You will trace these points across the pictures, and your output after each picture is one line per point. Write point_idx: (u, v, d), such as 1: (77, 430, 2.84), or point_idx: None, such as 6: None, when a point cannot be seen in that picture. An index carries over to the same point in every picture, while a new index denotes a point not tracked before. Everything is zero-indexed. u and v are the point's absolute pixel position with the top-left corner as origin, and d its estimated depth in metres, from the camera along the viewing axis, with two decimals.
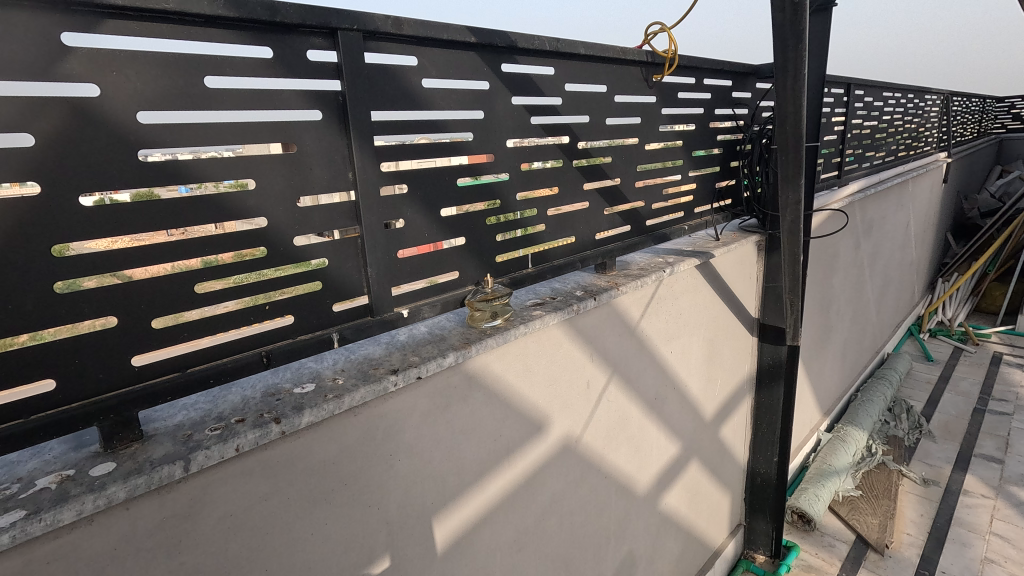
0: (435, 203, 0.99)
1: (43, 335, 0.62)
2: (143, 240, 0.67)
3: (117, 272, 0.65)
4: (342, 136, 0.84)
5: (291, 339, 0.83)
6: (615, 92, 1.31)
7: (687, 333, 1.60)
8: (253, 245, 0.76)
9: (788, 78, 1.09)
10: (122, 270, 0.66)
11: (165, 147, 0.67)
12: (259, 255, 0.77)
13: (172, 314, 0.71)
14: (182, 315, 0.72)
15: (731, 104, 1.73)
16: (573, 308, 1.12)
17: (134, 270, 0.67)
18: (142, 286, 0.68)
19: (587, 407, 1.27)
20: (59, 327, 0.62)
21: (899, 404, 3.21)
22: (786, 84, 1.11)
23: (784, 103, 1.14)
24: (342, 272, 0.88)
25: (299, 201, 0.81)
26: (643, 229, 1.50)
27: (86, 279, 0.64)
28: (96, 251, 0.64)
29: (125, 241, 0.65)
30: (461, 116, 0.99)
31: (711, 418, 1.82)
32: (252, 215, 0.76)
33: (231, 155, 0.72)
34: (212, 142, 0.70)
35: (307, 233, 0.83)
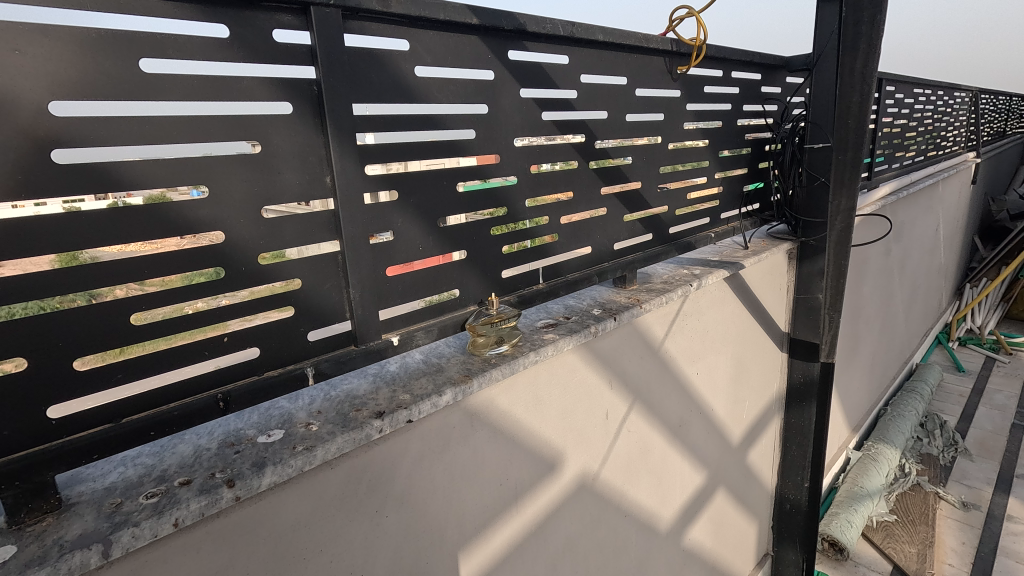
0: (432, 211, 0.85)
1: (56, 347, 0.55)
2: (156, 243, 0.59)
3: (134, 280, 0.58)
4: (318, 132, 0.70)
5: (253, 377, 0.69)
6: (636, 85, 1.17)
7: (714, 352, 1.45)
8: (207, 265, 0.63)
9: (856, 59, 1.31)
10: (138, 278, 0.59)
11: (179, 143, 0.59)
12: (213, 276, 0.64)
13: (202, 328, 0.64)
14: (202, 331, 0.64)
15: (759, 102, 1.58)
16: (591, 330, 0.98)
17: (150, 278, 0.59)
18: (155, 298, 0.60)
19: (605, 440, 1.13)
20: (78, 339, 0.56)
21: (932, 420, 3.03)
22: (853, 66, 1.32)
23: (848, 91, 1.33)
24: (319, 295, 0.74)
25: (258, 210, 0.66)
26: (666, 237, 1.36)
27: (102, 288, 0.57)
28: (111, 257, 0.56)
29: (138, 246, 0.58)
30: (460, 110, 0.85)
31: (739, 442, 1.67)
32: (198, 230, 0.62)
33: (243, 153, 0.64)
34: (220, 138, 0.62)
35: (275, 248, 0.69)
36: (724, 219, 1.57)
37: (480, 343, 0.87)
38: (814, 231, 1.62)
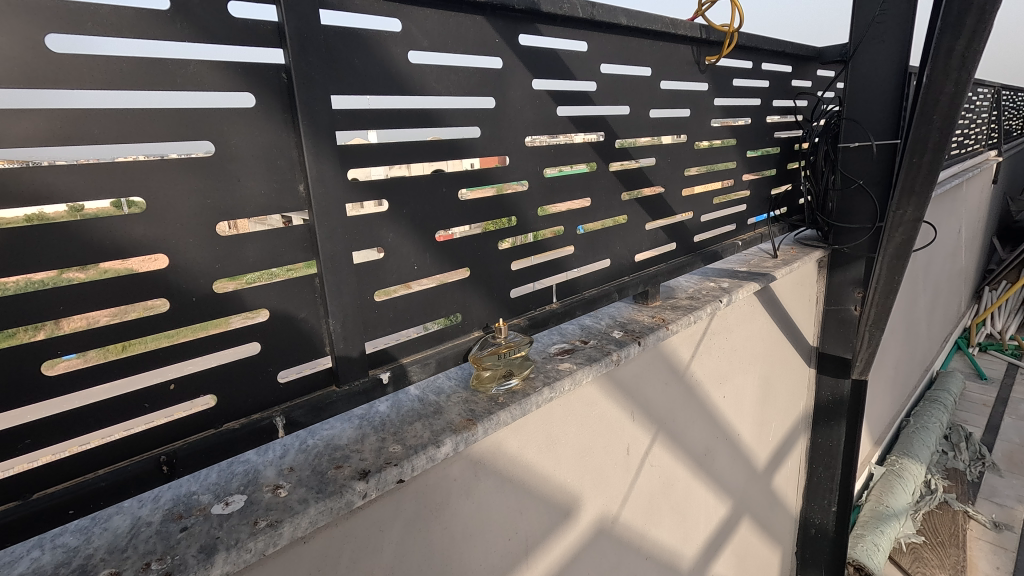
0: (429, 224, 0.72)
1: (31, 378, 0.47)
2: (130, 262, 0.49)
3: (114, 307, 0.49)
4: (289, 130, 0.57)
5: (208, 431, 0.57)
6: (661, 77, 1.04)
7: (741, 372, 1.32)
8: (146, 297, 0.51)
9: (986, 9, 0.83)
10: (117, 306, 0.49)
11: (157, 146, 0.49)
12: (155, 311, 0.51)
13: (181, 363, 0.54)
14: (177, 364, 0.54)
15: (789, 97, 1.44)
16: (612, 358, 0.85)
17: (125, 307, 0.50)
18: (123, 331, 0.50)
19: (625, 478, 1.00)
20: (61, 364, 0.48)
21: (956, 431, 2.91)
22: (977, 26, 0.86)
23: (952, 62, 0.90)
24: (291, 327, 0.61)
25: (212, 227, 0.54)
26: (690, 246, 1.23)
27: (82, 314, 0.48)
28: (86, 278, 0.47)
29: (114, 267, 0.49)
30: (463, 104, 0.72)
31: (765, 466, 1.54)
32: (133, 255, 0.49)
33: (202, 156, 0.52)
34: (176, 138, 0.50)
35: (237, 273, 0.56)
36: (751, 224, 1.44)
37: (486, 377, 0.75)
38: (848, 237, 1.49)
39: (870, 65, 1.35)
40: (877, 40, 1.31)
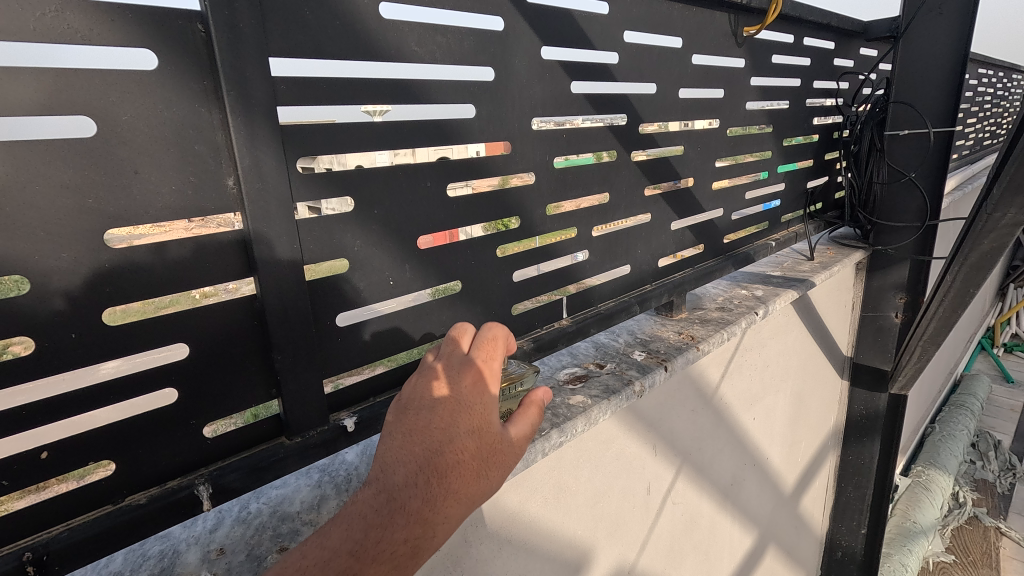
0: (409, 228, 0.57)
1: None
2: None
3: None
4: (211, 105, 0.42)
5: (105, 507, 0.43)
6: (692, 49, 0.87)
7: (773, 391, 1.17)
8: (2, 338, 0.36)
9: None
10: None
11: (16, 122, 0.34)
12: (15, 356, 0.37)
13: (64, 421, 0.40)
14: (41, 432, 0.39)
15: (830, 78, 1.28)
16: (635, 389, 0.70)
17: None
18: None
19: (645, 522, 0.85)
20: None
21: (985, 439, 2.82)
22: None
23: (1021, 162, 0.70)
24: (222, 367, 0.47)
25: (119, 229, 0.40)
26: (719, 249, 1.08)
27: None
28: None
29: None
30: (453, 76, 0.57)
31: (794, 490, 1.39)
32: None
33: (78, 138, 0.37)
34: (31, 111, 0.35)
35: (177, 293, 0.43)
36: (784, 222, 1.28)
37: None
38: (893, 237, 1.33)
39: (927, 41, 1.18)
40: (934, 12, 1.16)
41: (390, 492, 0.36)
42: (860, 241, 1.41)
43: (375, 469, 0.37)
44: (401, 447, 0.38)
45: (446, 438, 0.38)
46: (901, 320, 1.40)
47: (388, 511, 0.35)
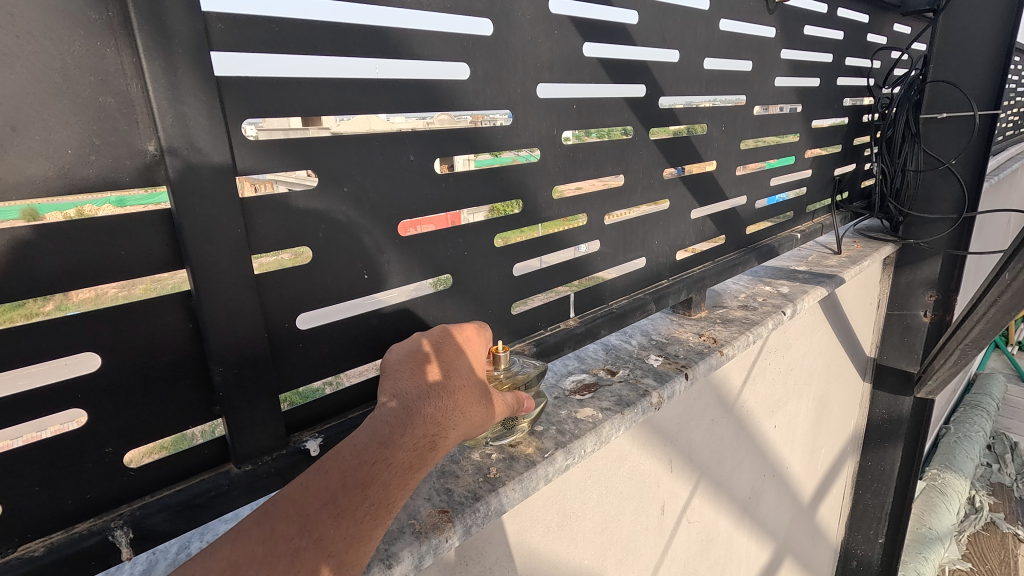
0: (389, 212, 0.47)
1: None
2: None
3: None
4: (118, 41, 0.32)
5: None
6: (720, 13, 0.77)
7: (796, 396, 1.08)
8: None
9: None
10: None
11: None
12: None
13: None
14: None
15: (863, 55, 1.17)
16: (652, 400, 0.61)
17: None
18: None
19: (658, 545, 0.76)
20: None
21: (1000, 441, 2.82)
22: None
23: None
24: (146, 381, 0.37)
25: (112, 210, 0.34)
26: (741, 240, 0.98)
27: None
28: None
29: None
30: (442, 25, 0.47)
31: (812, 499, 1.30)
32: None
33: None
34: None
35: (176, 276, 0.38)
36: (810, 212, 1.18)
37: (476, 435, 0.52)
38: (925, 230, 1.23)
39: (972, 15, 1.07)
40: None
41: (408, 399, 0.40)
42: (888, 234, 1.31)
43: (393, 384, 0.42)
44: (424, 365, 0.44)
45: (458, 360, 0.45)
46: (931, 319, 1.30)
47: (411, 410, 0.40)
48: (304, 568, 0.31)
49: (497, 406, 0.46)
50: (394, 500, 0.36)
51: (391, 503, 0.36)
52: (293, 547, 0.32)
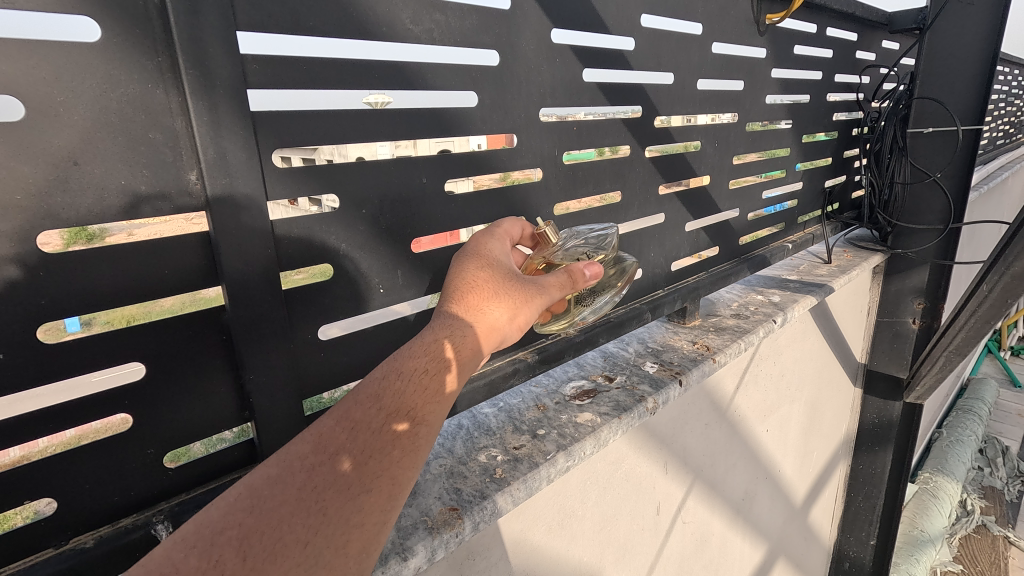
0: (403, 230, 0.51)
1: None
2: None
3: None
4: (166, 83, 0.36)
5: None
6: (713, 36, 0.81)
7: (788, 401, 1.11)
8: None
9: None
10: None
11: None
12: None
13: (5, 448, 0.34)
14: None
15: (852, 72, 1.21)
16: (648, 404, 0.65)
17: None
18: None
19: (653, 544, 0.80)
20: None
21: (992, 445, 2.86)
22: None
23: None
24: (183, 389, 0.41)
25: (157, 235, 0.38)
26: (734, 250, 1.02)
27: None
28: None
29: None
30: (453, 57, 0.51)
31: (805, 501, 1.34)
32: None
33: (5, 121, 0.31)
34: None
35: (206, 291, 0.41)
36: (801, 223, 1.22)
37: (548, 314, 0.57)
38: (913, 240, 1.27)
39: (956, 34, 1.12)
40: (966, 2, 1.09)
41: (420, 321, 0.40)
42: (877, 243, 1.35)
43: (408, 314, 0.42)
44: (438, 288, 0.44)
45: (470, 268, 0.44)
46: (919, 326, 1.34)
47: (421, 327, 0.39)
48: (323, 482, 0.31)
49: (522, 296, 0.44)
50: (417, 407, 0.35)
51: (413, 411, 0.35)
52: (310, 463, 0.32)
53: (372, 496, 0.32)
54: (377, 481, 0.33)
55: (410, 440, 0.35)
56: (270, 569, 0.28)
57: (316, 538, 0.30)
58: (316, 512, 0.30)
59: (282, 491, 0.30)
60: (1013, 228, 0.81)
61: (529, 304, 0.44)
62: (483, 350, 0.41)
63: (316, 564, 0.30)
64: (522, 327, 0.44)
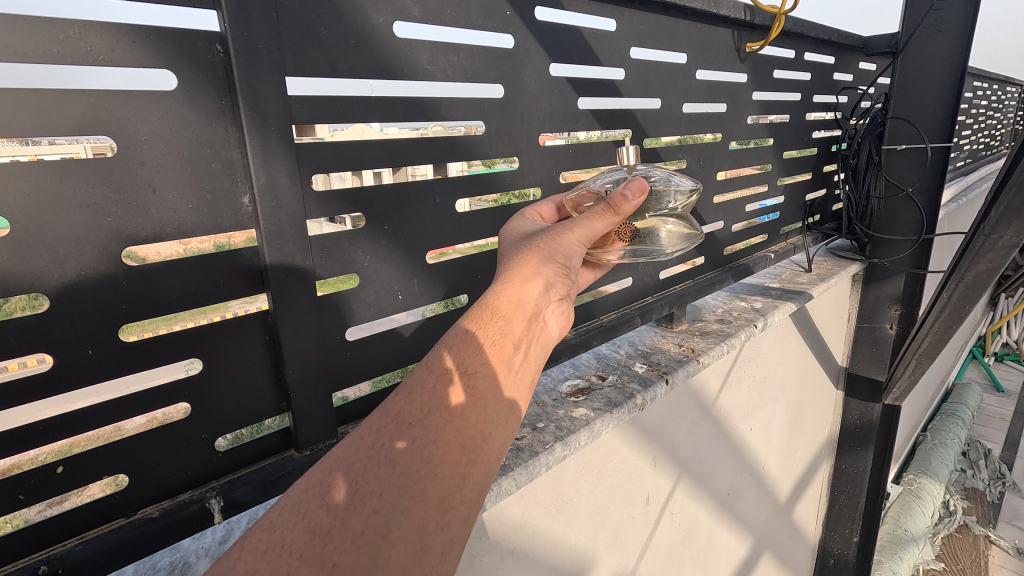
0: (419, 244, 0.58)
1: None
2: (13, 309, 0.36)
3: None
4: (226, 121, 0.42)
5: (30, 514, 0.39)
6: (697, 65, 0.88)
7: (771, 402, 1.18)
8: (29, 350, 0.37)
9: None
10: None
11: (35, 133, 0.35)
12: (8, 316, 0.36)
13: (88, 429, 0.40)
14: (61, 441, 0.40)
15: (830, 92, 1.29)
16: (637, 400, 0.71)
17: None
18: None
19: (643, 532, 0.86)
20: None
21: (975, 448, 2.95)
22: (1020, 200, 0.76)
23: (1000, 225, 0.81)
24: (231, 382, 0.47)
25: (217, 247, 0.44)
26: (719, 260, 1.09)
27: None
28: None
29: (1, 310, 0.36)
30: (463, 92, 0.57)
31: (789, 498, 1.40)
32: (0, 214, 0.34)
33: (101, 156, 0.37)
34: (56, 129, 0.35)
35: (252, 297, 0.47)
36: (783, 234, 1.30)
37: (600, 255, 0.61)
38: (889, 250, 1.35)
39: (925, 58, 1.19)
40: (934, 29, 1.16)
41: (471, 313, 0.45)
42: (856, 253, 1.43)
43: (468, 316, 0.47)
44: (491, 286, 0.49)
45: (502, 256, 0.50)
46: (896, 331, 1.42)
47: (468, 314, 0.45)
48: (388, 439, 0.35)
49: (545, 245, 0.47)
50: (467, 363, 0.40)
51: (465, 365, 0.40)
52: (378, 427, 0.36)
53: (442, 446, 0.36)
54: (443, 433, 0.36)
55: (467, 394, 0.39)
56: (350, 514, 0.32)
57: (393, 488, 0.33)
58: (388, 466, 0.34)
59: (356, 453, 0.34)
60: (967, 236, 0.88)
61: (555, 244, 0.48)
62: (527, 294, 0.44)
63: (396, 511, 0.33)
64: (560, 264, 0.48)
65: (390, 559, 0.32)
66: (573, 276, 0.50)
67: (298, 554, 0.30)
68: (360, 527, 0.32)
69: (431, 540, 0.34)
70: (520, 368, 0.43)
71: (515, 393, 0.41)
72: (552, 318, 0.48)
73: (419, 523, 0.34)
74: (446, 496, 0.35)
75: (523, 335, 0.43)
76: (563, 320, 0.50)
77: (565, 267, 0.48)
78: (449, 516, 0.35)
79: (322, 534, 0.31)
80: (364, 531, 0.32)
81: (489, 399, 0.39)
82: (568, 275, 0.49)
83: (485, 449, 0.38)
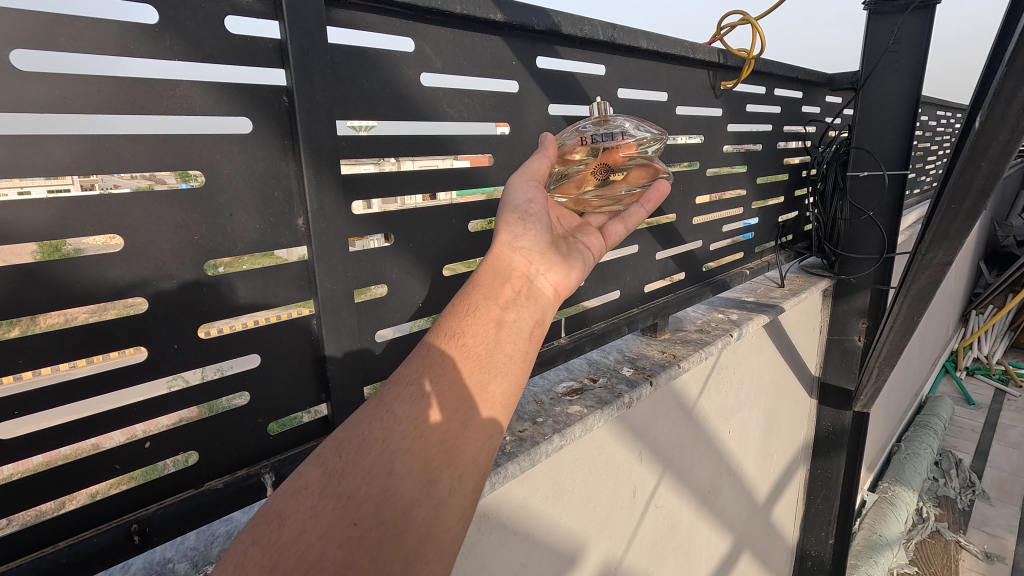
0: (436, 260, 0.67)
1: (54, 429, 0.43)
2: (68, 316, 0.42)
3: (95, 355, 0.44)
4: (287, 157, 0.52)
5: (0, 526, 0.43)
6: (677, 102, 1.00)
7: (747, 407, 1.28)
8: (127, 343, 0.45)
9: (958, 210, 0.86)
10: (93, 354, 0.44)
11: (142, 167, 0.43)
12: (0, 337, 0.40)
13: (168, 412, 0.49)
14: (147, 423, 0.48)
15: (799, 122, 1.41)
16: (624, 400, 0.80)
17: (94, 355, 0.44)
18: (88, 387, 0.44)
19: (630, 522, 0.95)
20: (48, 412, 0.43)
21: (947, 458, 3.07)
22: (951, 222, 0.88)
23: (932, 248, 0.93)
24: (282, 375, 0.56)
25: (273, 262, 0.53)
26: (699, 275, 1.19)
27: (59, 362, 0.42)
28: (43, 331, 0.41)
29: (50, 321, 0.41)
30: (473, 130, 0.67)
31: (767, 499, 1.50)
32: (64, 240, 0.41)
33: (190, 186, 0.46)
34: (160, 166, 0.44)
35: (300, 304, 0.56)
36: (758, 252, 1.41)
37: (600, 201, 0.74)
38: (855, 268, 1.47)
39: (882, 94, 1.32)
40: (890, 68, 1.29)
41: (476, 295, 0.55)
42: (827, 270, 1.54)
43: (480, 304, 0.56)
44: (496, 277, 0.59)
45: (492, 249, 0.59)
46: (863, 343, 1.54)
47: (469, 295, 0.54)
48: (391, 397, 0.43)
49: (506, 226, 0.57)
50: (455, 328, 0.48)
51: (454, 332, 0.47)
52: (379, 393, 0.43)
53: (440, 393, 0.43)
54: (438, 385, 0.44)
55: (459, 351, 0.46)
56: (360, 457, 0.39)
57: (394, 434, 0.41)
58: (388, 419, 0.41)
59: (364, 414, 0.42)
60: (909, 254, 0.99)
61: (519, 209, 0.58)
62: (498, 264, 0.54)
63: (400, 452, 0.40)
64: (521, 228, 0.57)
65: (399, 489, 0.39)
66: (539, 234, 0.58)
67: (319, 490, 0.38)
68: (368, 465, 0.39)
69: (437, 474, 0.41)
70: (514, 323, 0.50)
71: (508, 345, 0.48)
72: (540, 276, 0.56)
73: (423, 461, 0.41)
74: (445, 440, 0.42)
75: (509, 296, 0.52)
76: (558, 275, 0.58)
77: (525, 231, 0.57)
78: (450, 454, 0.42)
79: (337, 475, 0.39)
80: (373, 468, 0.39)
81: (481, 354, 0.47)
82: (533, 230, 0.57)
83: (482, 392, 0.45)
